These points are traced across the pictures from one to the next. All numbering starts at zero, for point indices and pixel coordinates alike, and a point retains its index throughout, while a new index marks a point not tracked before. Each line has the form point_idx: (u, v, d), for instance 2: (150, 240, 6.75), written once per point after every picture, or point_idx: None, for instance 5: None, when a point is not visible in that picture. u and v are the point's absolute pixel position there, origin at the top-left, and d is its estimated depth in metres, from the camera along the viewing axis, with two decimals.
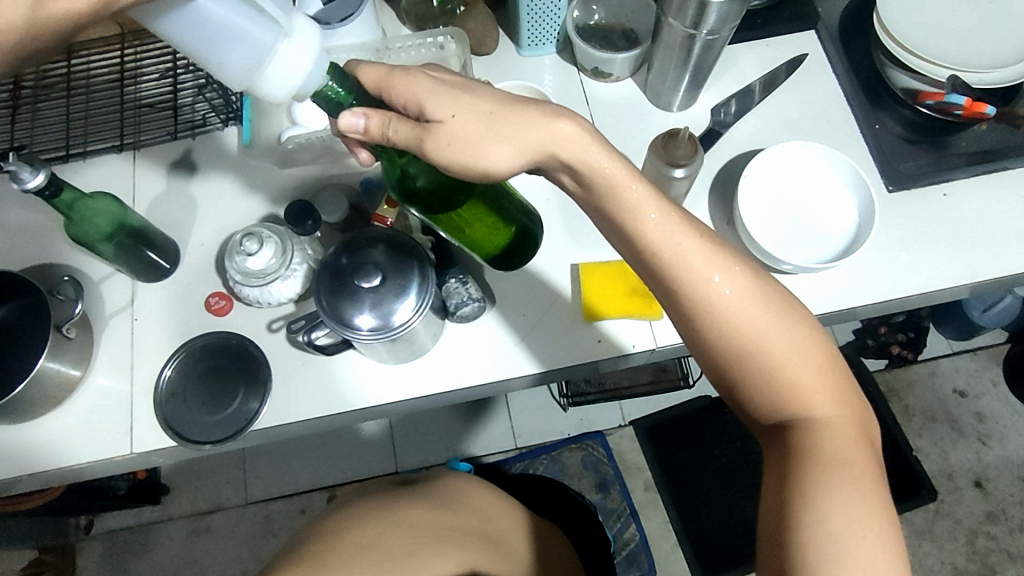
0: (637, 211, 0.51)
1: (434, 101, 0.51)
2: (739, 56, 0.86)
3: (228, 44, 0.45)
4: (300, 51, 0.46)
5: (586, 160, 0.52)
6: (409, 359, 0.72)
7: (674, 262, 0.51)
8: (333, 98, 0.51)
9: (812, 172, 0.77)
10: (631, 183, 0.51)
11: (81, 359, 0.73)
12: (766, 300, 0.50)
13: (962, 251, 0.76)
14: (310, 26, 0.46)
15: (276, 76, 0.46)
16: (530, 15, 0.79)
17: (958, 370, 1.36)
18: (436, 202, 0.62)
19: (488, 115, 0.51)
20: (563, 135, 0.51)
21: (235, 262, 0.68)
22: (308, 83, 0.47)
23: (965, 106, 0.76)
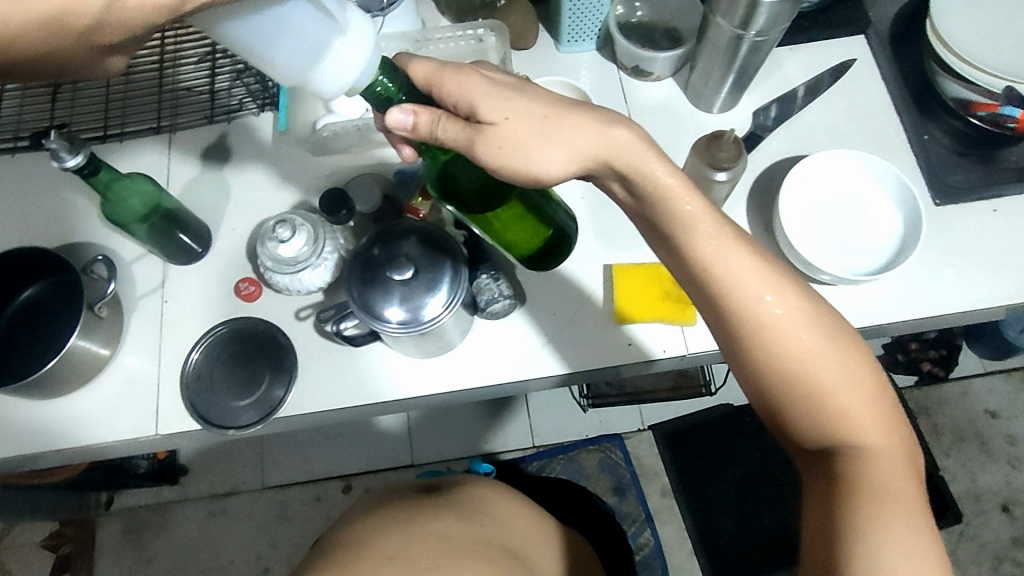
0: (690, 222, 0.50)
1: (488, 101, 0.50)
2: (784, 59, 0.84)
3: (291, 46, 0.44)
4: (357, 47, 0.45)
5: (639, 168, 0.50)
6: (434, 355, 0.72)
7: (724, 277, 0.49)
8: (384, 93, 0.50)
9: (856, 182, 0.75)
10: (684, 193, 0.50)
11: (111, 338, 0.74)
12: (817, 323, 0.49)
13: (1010, 268, 0.73)
14: (363, 21, 0.46)
15: (332, 73, 0.45)
16: (571, 10, 0.78)
17: (990, 391, 1.33)
18: (475, 200, 0.61)
19: (541, 119, 0.50)
20: (618, 143, 0.50)
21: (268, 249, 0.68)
22: (364, 79, 0.47)
23: (1019, 120, 0.75)
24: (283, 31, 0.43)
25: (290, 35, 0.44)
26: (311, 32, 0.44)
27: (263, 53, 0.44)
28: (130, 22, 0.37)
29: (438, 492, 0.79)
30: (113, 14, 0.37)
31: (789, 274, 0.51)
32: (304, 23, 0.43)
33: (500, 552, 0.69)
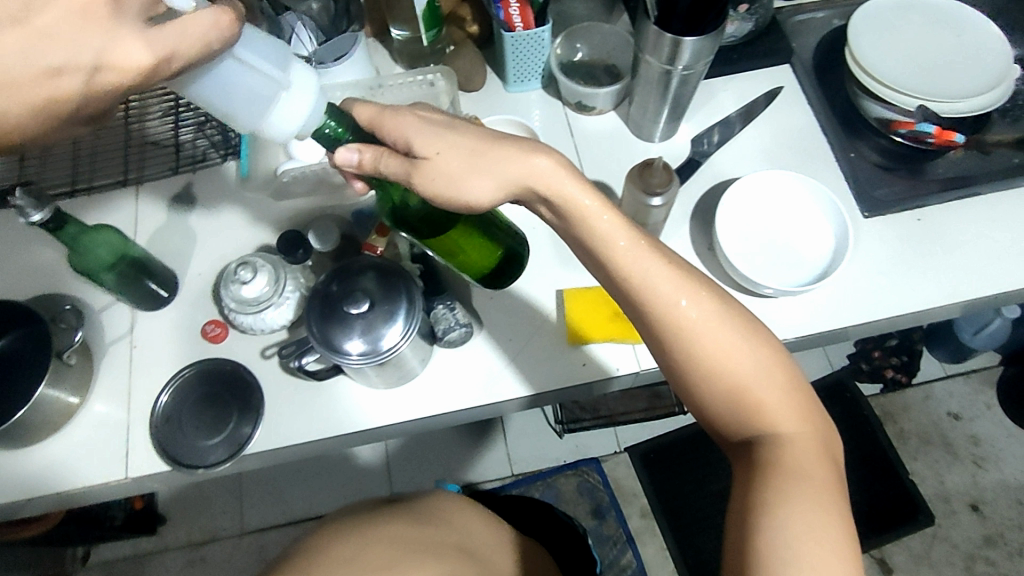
0: (609, 240, 0.54)
1: (420, 137, 0.54)
2: (718, 90, 0.89)
3: (240, 100, 0.47)
4: (303, 97, 0.48)
5: (560, 193, 0.54)
6: (398, 385, 0.74)
7: (642, 287, 0.53)
8: (331, 134, 0.53)
9: (786, 199, 0.80)
10: (603, 214, 0.54)
11: (80, 386, 0.75)
12: (732, 323, 0.53)
13: (937, 273, 0.77)
14: (307, 72, 0.48)
15: (280, 122, 0.48)
16: (514, 53, 0.83)
17: (951, 393, 1.37)
18: (424, 226, 0.65)
19: (469, 152, 0.54)
20: (538, 171, 0.54)
21: (230, 290, 0.71)
22: (313, 123, 0.51)
23: (936, 134, 0.81)
24: (231, 88, 0.47)
25: (240, 91, 0.47)
26: (258, 86, 0.47)
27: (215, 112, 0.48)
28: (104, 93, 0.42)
29: (400, 502, 0.80)
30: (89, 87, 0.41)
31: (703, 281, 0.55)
32: (251, 79, 0.47)
33: (453, 548, 0.71)
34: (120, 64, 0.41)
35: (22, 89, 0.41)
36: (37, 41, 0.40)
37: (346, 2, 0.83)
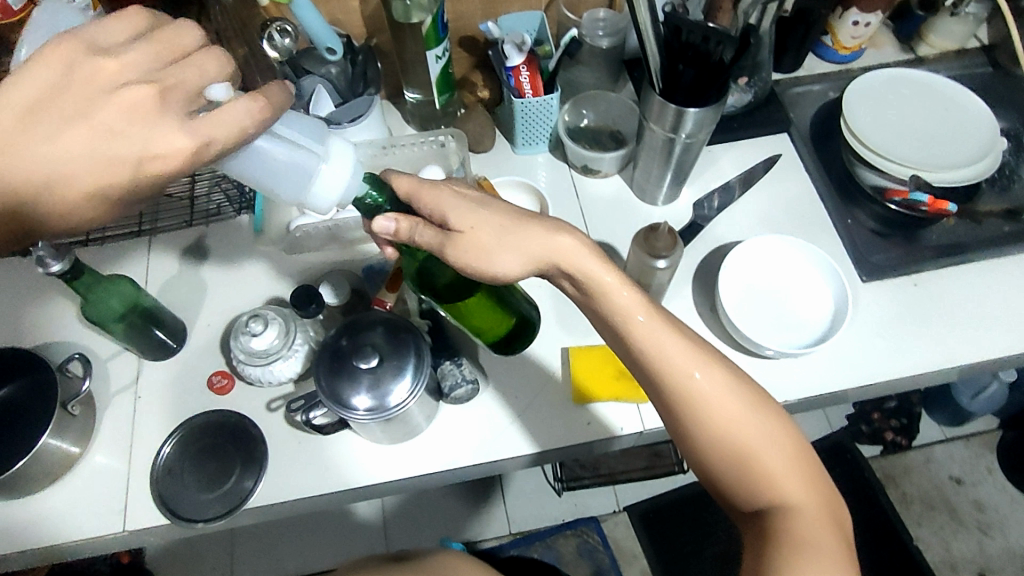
0: (626, 314, 0.55)
1: (456, 213, 0.56)
2: (718, 156, 0.93)
3: (282, 178, 0.52)
4: (337, 168, 0.52)
5: (585, 271, 0.56)
6: (402, 441, 0.74)
7: (655, 356, 0.54)
8: (371, 202, 0.60)
9: (786, 263, 0.82)
10: (622, 289, 0.55)
11: (82, 436, 0.75)
12: (741, 394, 0.54)
13: (935, 337, 0.79)
14: (343, 145, 0.53)
15: (320, 190, 0.52)
16: (524, 119, 0.86)
17: (952, 457, 1.37)
18: (447, 292, 0.67)
19: (500, 229, 0.56)
20: (561, 249, 0.56)
21: (240, 342, 0.72)
22: (355, 188, 0.54)
23: (929, 204, 0.84)
24: (272, 170, 0.53)
25: (279, 171, 0.52)
26: (295, 165, 0.52)
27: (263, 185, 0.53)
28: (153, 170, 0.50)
29: (403, 558, 0.78)
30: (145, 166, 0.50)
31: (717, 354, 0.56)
32: (289, 162, 0.52)
33: None
34: (162, 150, 0.49)
35: (89, 172, 0.50)
36: (102, 135, 0.50)
37: (364, 66, 0.83)
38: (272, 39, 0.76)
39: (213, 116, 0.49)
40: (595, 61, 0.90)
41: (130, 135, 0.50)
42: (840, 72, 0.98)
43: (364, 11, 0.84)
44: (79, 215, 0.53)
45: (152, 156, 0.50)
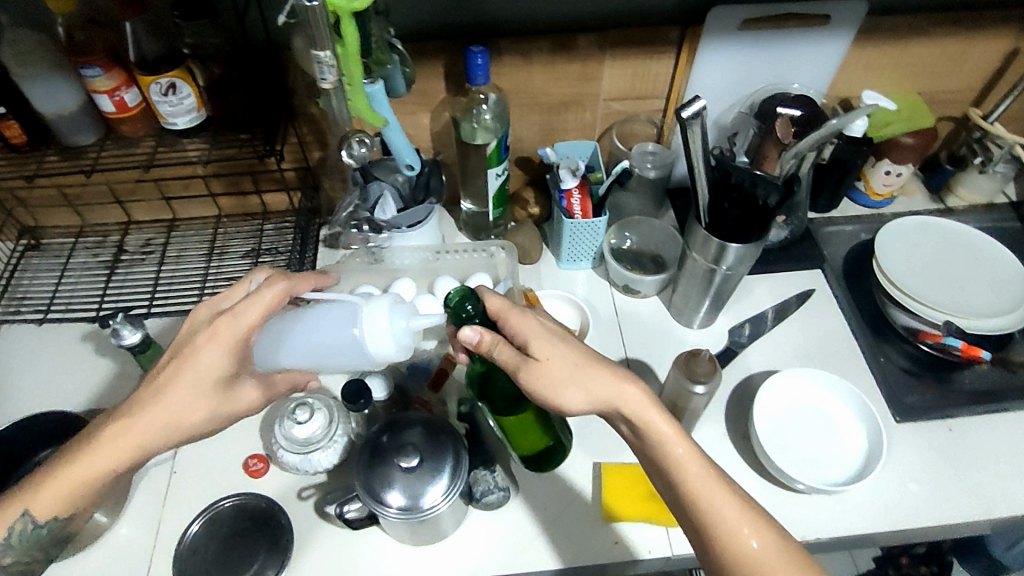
0: (681, 464, 0.58)
1: (539, 342, 0.60)
2: (754, 286, 0.96)
3: (358, 352, 0.65)
4: (386, 321, 0.63)
5: (645, 418, 0.59)
6: (429, 542, 0.74)
7: (707, 511, 0.57)
8: (460, 314, 0.59)
9: (820, 398, 0.83)
10: (679, 441, 0.58)
11: (115, 507, 0.76)
12: (791, 561, 0.55)
13: (973, 486, 0.78)
14: (378, 301, 0.63)
15: (375, 342, 0.63)
16: (570, 238, 0.91)
17: None
18: (500, 402, 0.71)
19: (575, 365, 0.59)
20: (627, 398, 0.59)
21: (285, 424, 0.75)
22: (422, 326, 0.66)
23: (962, 349, 0.86)
24: (347, 350, 0.66)
25: (351, 348, 0.65)
26: (356, 338, 0.64)
27: (326, 354, 0.67)
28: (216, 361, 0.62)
29: None
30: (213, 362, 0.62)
31: (773, 524, 0.57)
32: (346, 333, 0.65)
33: None
34: (222, 341, 0.62)
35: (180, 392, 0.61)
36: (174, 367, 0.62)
37: (429, 176, 0.89)
38: (351, 149, 0.79)
39: (236, 311, 0.63)
40: (642, 189, 0.96)
41: (178, 360, 0.62)
42: (872, 215, 1.03)
43: (434, 128, 0.92)
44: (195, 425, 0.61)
45: (222, 359, 0.62)
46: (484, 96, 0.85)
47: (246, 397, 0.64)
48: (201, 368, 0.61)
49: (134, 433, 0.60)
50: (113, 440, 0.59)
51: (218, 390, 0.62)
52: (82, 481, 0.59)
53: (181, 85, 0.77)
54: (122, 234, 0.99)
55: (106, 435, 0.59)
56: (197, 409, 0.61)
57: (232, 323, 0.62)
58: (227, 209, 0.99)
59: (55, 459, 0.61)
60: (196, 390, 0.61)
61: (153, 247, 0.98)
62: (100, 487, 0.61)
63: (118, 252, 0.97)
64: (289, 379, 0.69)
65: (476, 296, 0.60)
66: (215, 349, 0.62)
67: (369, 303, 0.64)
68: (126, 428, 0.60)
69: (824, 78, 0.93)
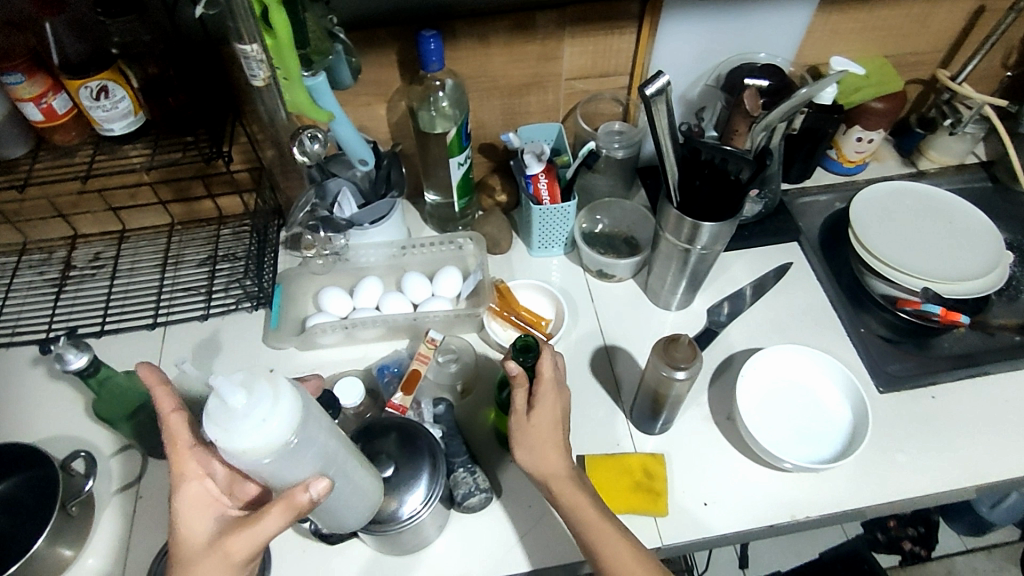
0: (585, 523, 0.60)
1: (544, 412, 0.63)
2: (731, 263, 0.94)
3: (303, 442, 0.53)
4: (248, 436, 0.48)
5: (567, 495, 0.61)
6: (411, 551, 0.70)
7: (602, 563, 0.59)
8: (519, 345, 0.64)
9: (802, 373, 0.82)
10: (596, 519, 0.60)
11: (77, 539, 0.72)
12: None
13: (959, 452, 0.77)
14: (219, 434, 0.48)
15: (269, 440, 0.48)
16: (540, 225, 0.88)
17: (976, 569, 1.30)
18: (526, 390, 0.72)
19: (549, 434, 0.63)
20: (557, 471, 0.62)
21: (323, 504, 0.59)
22: (242, 395, 0.48)
23: (941, 314, 0.86)
24: (302, 453, 0.53)
25: (302, 448, 0.53)
26: (284, 453, 0.51)
27: (297, 472, 0.54)
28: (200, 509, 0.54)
29: None
30: (196, 511, 0.54)
31: (666, 574, 0.59)
32: (265, 466, 0.51)
33: None
34: (190, 497, 0.54)
35: (197, 540, 0.53)
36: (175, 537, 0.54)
37: (388, 168, 0.85)
38: (303, 145, 0.74)
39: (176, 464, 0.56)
40: (611, 170, 0.93)
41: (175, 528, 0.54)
42: (846, 183, 1.02)
43: (391, 119, 0.88)
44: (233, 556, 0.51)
45: (201, 505, 0.54)
46: (440, 82, 0.80)
47: (240, 544, 0.51)
48: (181, 542, 0.53)
49: None
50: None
51: (203, 551, 0.52)
52: None
53: (113, 87, 0.73)
54: (69, 249, 0.94)
55: None
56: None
57: (181, 479, 0.55)
58: (179, 216, 0.95)
59: None
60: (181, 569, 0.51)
61: (103, 261, 0.93)
62: None
63: (66, 268, 0.92)
64: (280, 506, 0.52)
65: (538, 348, 0.64)
66: (193, 514, 0.54)
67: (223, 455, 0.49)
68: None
69: (790, 46, 0.91)
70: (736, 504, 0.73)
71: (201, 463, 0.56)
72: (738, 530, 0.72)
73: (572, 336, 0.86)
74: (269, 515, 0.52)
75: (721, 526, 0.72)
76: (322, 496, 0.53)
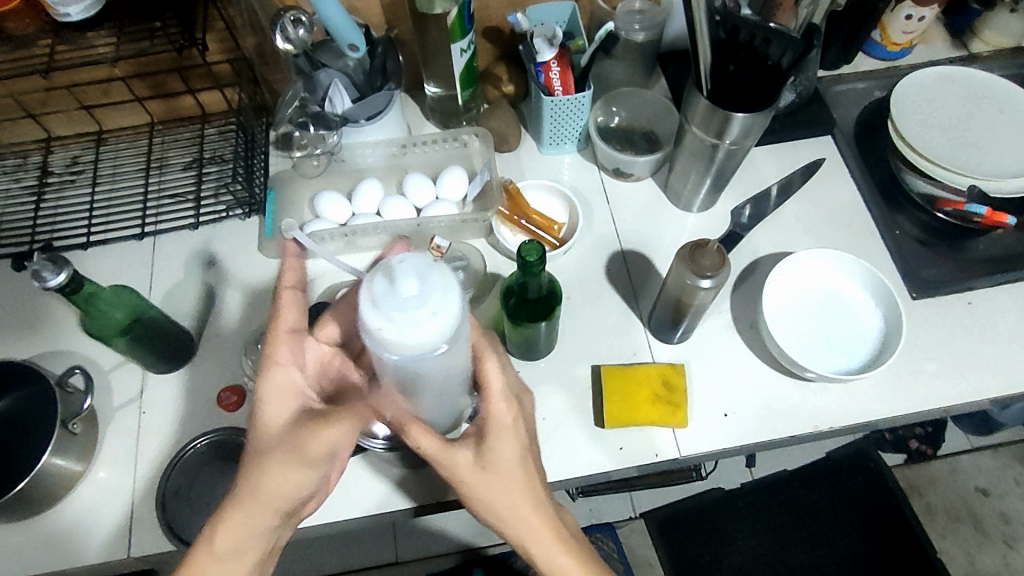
0: (526, 519, 0.55)
1: (498, 417, 0.54)
2: (758, 159, 0.87)
3: (448, 349, 0.49)
4: (402, 325, 0.45)
5: (504, 501, 0.54)
6: (423, 463, 0.68)
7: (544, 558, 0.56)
8: (528, 254, 0.59)
9: (829, 278, 0.77)
10: (551, 523, 0.56)
11: (84, 454, 0.71)
12: None
13: (992, 360, 0.74)
14: (377, 316, 0.45)
15: (421, 333, 0.45)
16: (552, 117, 0.80)
17: (980, 468, 1.28)
18: (537, 304, 0.66)
19: (510, 439, 0.54)
20: (457, 459, 0.53)
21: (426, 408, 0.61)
22: (412, 282, 0.45)
23: (985, 215, 0.79)
24: (439, 361, 0.51)
25: (450, 352, 0.50)
26: (426, 356, 0.48)
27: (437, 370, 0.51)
28: (280, 394, 0.54)
29: None
30: (276, 397, 0.53)
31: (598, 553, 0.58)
32: (410, 358, 0.48)
33: None
34: (273, 381, 0.54)
35: (273, 427, 0.52)
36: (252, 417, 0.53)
37: (384, 57, 0.77)
38: (285, 29, 0.70)
39: (271, 346, 0.54)
40: (630, 56, 0.85)
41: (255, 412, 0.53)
42: (889, 69, 0.92)
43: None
44: (312, 453, 0.51)
45: (277, 391, 0.53)
46: None
47: (320, 442, 0.51)
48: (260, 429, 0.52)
49: (254, 479, 0.50)
50: (218, 532, 0.50)
51: (282, 439, 0.51)
52: (236, 546, 0.51)
53: None
54: (44, 153, 0.86)
55: (242, 497, 0.50)
56: (276, 467, 0.50)
57: (273, 361, 0.54)
58: (158, 113, 0.87)
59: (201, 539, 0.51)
60: (260, 456, 0.51)
61: (82, 165, 0.86)
62: (253, 548, 0.52)
63: (43, 174, 0.85)
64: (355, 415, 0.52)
65: (542, 258, 0.59)
66: (275, 399, 0.53)
67: (368, 336, 0.47)
68: (221, 513, 0.51)
69: None
70: (756, 415, 0.71)
71: (292, 350, 0.55)
72: (756, 439, 0.70)
73: (586, 242, 0.80)
74: (345, 421, 0.52)
75: (739, 436, 0.70)
76: (396, 421, 0.55)
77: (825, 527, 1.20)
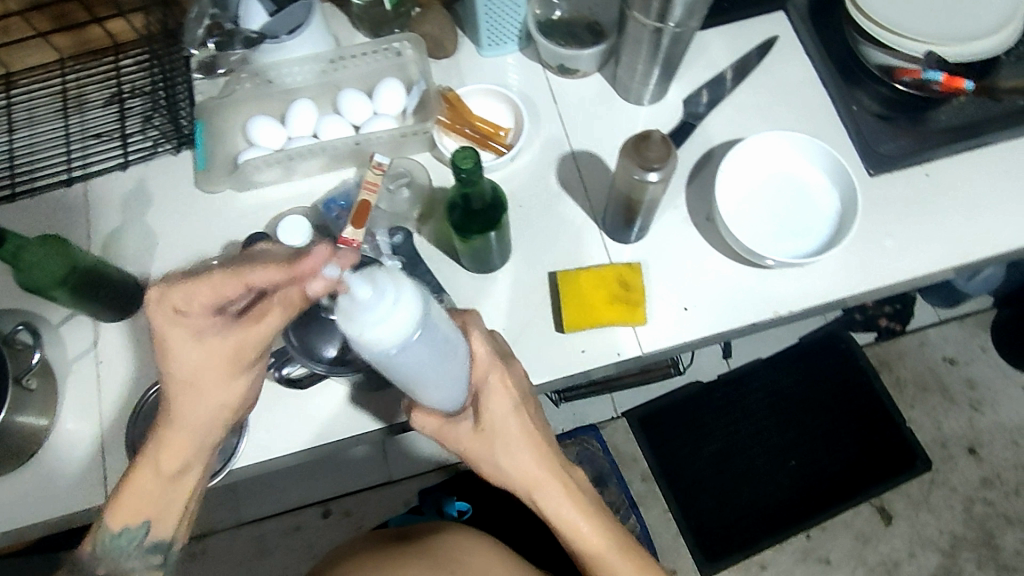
0: (523, 470, 0.58)
1: (494, 394, 0.57)
2: (709, 43, 0.83)
3: (426, 339, 0.49)
4: (375, 324, 0.45)
5: (501, 459, 0.58)
6: (386, 384, 0.68)
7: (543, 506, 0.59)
8: (462, 160, 0.56)
9: (785, 160, 0.75)
10: (547, 477, 0.59)
11: (47, 407, 0.70)
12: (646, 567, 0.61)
13: (949, 230, 0.74)
14: (351, 325, 0.45)
15: (390, 328, 0.46)
16: (489, 13, 0.76)
17: (947, 339, 1.31)
18: (481, 213, 0.64)
19: (504, 410, 0.57)
20: (459, 430, 0.58)
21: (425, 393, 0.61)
22: (368, 287, 0.45)
23: (942, 82, 0.75)
24: (436, 360, 0.51)
25: (429, 340, 0.49)
26: (405, 350, 0.48)
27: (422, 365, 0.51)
28: (206, 332, 0.50)
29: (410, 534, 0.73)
30: (204, 338, 0.51)
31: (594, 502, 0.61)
32: (396, 356, 0.48)
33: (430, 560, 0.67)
34: (207, 326, 0.50)
35: (198, 361, 0.51)
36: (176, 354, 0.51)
37: None
38: None
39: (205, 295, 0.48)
40: None
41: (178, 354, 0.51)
42: None
43: None
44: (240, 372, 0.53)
45: (210, 332, 0.50)
46: None
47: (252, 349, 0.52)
48: (179, 365, 0.51)
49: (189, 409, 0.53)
50: (161, 454, 0.53)
51: (211, 368, 0.52)
52: (179, 466, 0.54)
53: None
54: None
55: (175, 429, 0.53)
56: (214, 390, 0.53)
57: (194, 298, 0.48)
58: (67, 49, 0.81)
59: (146, 469, 0.54)
60: (188, 389, 0.52)
61: None
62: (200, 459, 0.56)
63: None
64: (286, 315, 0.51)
65: (478, 160, 0.56)
66: (193, 342, 0.50)
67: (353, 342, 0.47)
68: (160, 436, 0.54)
69: None
70: (715, 306, 0.71)
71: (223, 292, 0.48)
72: (716, 329, 0.70)
73: (534, 146, 0.77)
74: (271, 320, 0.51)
75: (700, 329, 0.70)
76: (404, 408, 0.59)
77: (797, 410, 1.25)
